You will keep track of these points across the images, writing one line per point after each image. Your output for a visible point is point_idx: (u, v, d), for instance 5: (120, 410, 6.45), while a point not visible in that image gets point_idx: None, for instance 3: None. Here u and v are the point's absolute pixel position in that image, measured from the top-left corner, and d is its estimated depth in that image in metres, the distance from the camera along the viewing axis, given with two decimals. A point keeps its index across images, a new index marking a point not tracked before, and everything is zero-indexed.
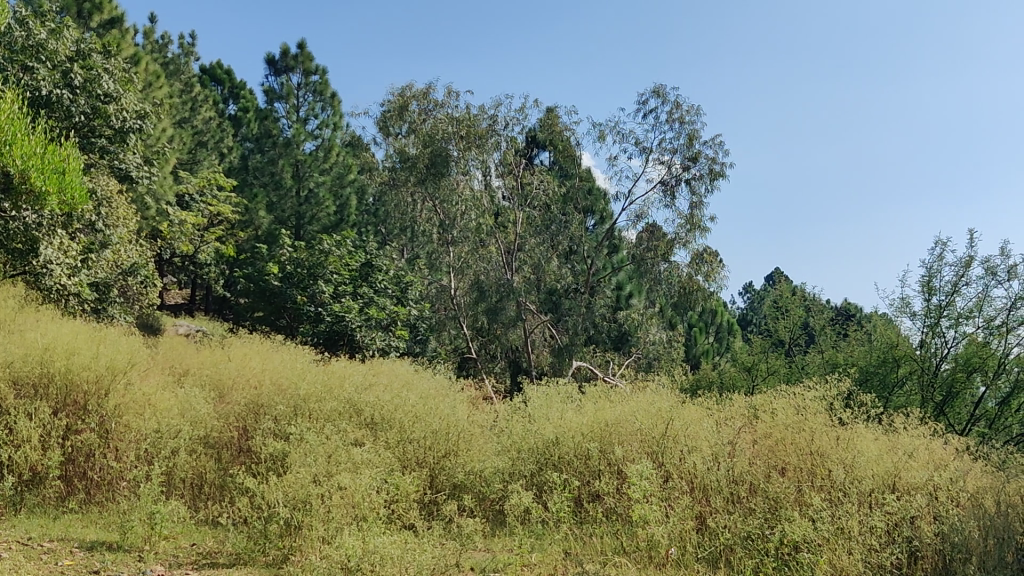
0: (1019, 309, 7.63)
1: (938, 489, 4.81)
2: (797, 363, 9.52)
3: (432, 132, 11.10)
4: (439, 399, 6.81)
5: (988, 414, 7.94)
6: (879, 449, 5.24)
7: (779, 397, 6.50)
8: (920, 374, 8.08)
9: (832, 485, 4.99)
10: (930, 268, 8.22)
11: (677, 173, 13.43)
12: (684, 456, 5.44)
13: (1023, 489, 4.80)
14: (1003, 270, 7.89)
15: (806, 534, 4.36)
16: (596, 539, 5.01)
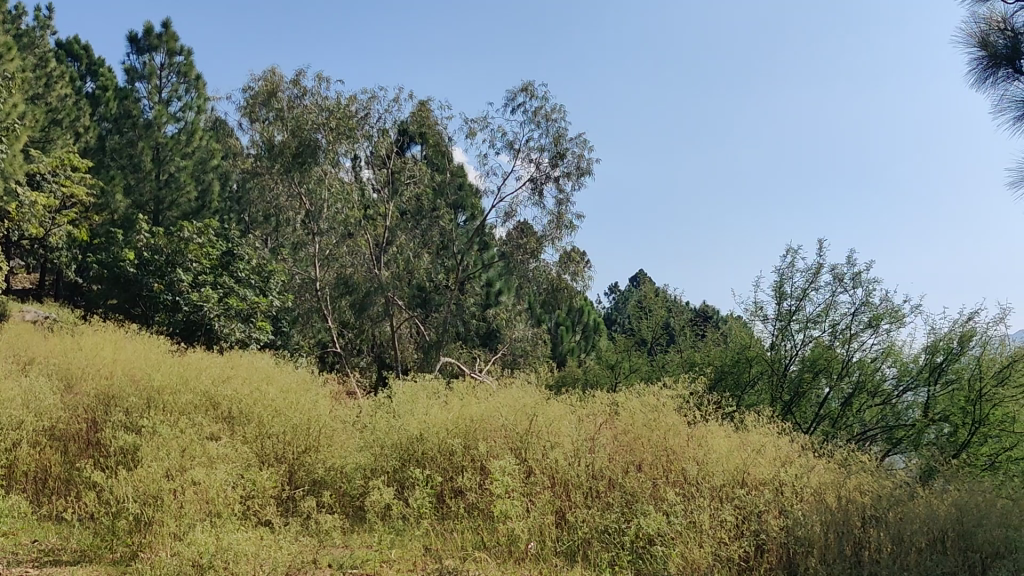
0: (862, 315, 8.06)
1: (784, 485, 5.03)
2: (657, 362, 9.78)
3: (300, 121, 10.82)
4: (301, 393, 6.71)
5: (831, 414, 8.15)
6: (730, 447, 5.48)
7: (638, 394, 6.68)
8: (771, 374, 8.50)
9: (686, 480, 5.15)
10: (782, 273, 8.59)
11: (545, 170, 13.59)
12: (546, 452, 5.52)
13: (861, 486, 5.07)
14: (849, 277, 8.31)
15: (659, 528, 4.51)
16: (456, 534, 5.00)
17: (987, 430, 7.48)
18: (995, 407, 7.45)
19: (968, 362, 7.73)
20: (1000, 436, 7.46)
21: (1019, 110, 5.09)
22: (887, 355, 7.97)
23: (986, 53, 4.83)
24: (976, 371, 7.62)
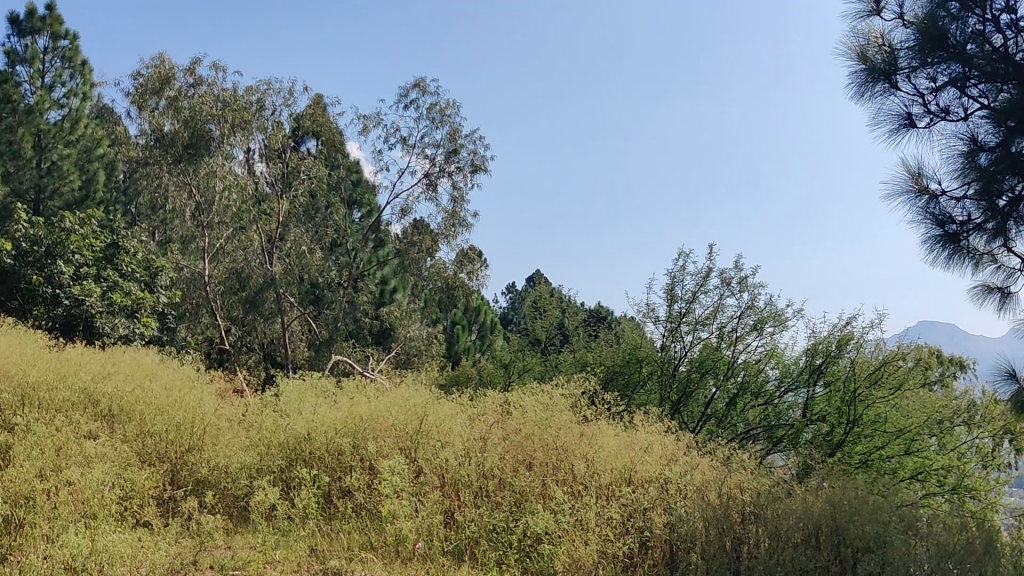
0: (748, 318, 8.31)
1: (669, 483, 5.14)
2: (550, 362, 9.85)
3: (193, 111, 10.51)
4: (184, 390, 6.52)
5: (717, 414, 8.36)
6: (619, 445, 5.57)
7: (530, 393, 6.72)
8: (660, 374, 8.63)
9: (574, 479, 5.21)
10: (673, 276, 8.77)
11: (439, 166, 13.57)
12: (436, 451, 5.51)
13: (742, 484, 5.22)
14: (736, 281, 8.54)
15: (547, 527, 4.56)
16: (344, 535, 4.94)
17: (861, 429, 7.81)
18: (868, 407, 7.79)
19: (845, 364, 8.10)
20: (873, 435, 7.78)
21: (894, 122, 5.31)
22: (770, 357, 8.26)
23: (865, 67, 5.02)
24: (850, 372, 7.98)
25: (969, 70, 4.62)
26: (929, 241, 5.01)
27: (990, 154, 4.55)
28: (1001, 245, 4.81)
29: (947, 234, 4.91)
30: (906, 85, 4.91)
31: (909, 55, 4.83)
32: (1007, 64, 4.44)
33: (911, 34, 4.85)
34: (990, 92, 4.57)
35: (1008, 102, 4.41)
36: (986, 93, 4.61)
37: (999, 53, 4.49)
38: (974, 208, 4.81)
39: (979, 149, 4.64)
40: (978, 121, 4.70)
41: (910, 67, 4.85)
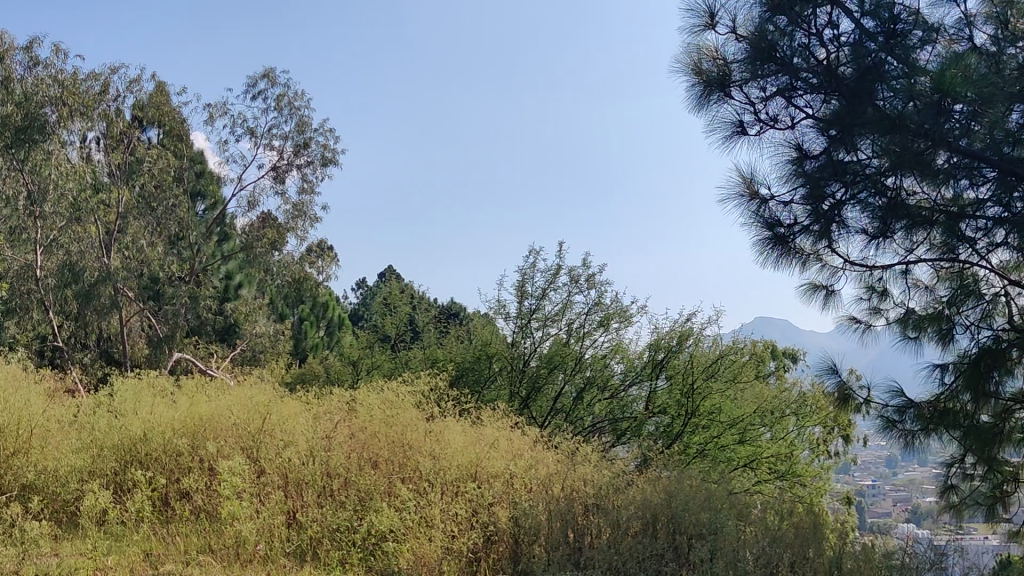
0: (595, 315, 8.53)
1: (513, 477, 5.22)
2: (400, 359, 9.81)
3: (29, 91, 9.92)
4: (9, 390, 6.16)
5: (565, 407, 8.47)
6: (465, 441, 5.62)
7: (376, 390, 6.69)
8: (510, 370, 8.70)
9: (419, 476, 5.21)
10: (523, 273, 8.88)
11: (287, 159, 13.32)
12: (279, 451, 5.40)
13: (584, 476, 5.35)
14: (584, 278, 8.73)
15: (391, 525, 4.55)
16: (180, 538, 4.78)
17: (697, 420, 8.16)
18: (705, 398, 8.16)
19: (684, 359, 8.39)
20: (709, 425, 8.14)
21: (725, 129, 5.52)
22: (616, 352, 8.48)
23: (700, 78, 5.09)
24: (688, 367, 8.32)
25: (796, 80, 4.85)
26: (759, 244, 5.21)
27: (816, 160, 4.80)
28: (824, 245, 5.06)
29: (776, 237, 5.12)
30: (737, 96, 5.04)
31: (741, 66, 4.98)
32: (831, 76, 4.71)
33: (743, 46, 5.02)
34: (816, 102, 4.82)
35: (833, 111, 4.68)
36: (811, 103, 4.86)
37: (824, 66, 4.75)
38: (800, 212, 5.04)
39: (806, 156, 4.86)
40: (804, 130, 4.92)
41: (742, 78, 4.99)
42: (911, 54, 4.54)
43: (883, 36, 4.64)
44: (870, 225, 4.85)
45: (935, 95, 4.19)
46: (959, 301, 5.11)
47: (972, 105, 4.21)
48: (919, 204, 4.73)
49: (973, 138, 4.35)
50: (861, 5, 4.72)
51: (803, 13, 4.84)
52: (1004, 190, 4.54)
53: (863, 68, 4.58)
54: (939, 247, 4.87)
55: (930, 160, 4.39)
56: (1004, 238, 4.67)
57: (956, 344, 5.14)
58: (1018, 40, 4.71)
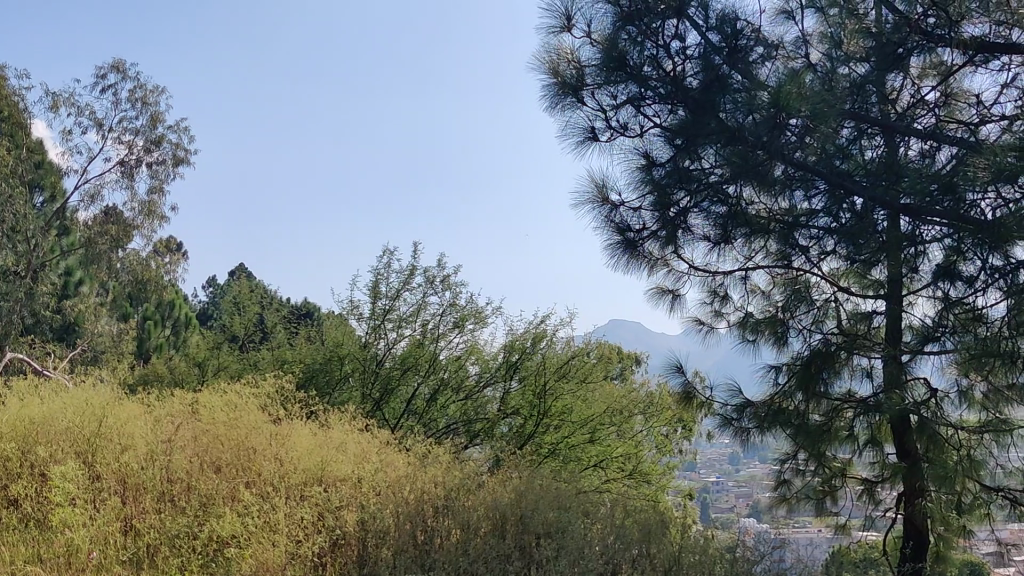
0: (449, 317, 8.61)
1: (361, 480, 5.19)
2: (249, 359, 9.58)
3: None
4: None
5: (417, 409, 8.46)
6: (312, 445, 5.56)
7: (220, 392, 6.53)
8: (362, 371, 8.61)
9: (262, 480, 5.10)
10: (377, 273, 8.82)
11: (137, 153, 12.84)
12: (117, 456, 5.20)
13: (434, 478, 5.36)
14: (439, 280, 8.75)
15: (233, 531, 4.43)
16: (6, 546, 4.49)
17: (549, 420, 8.27)
18: (557, 399, 8.31)
19: (537, 360, 8.52)
20: (560, 425, 8.28)
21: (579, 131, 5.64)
22: (471, 353, 8.57)
23: (555, 80, 5.12)
24: (541, 368, 8.44)
25: (645, 90, 4.95)
26: (611, 247, 5.34)
27: (662, 168, 4.94)
28: (671, 250, 5.26)
29: (625, 241, 5.26)
30: (590, 101, 5.10)
31: (594, 71, 5.03)
32: (677, 87, 4.84)
33: (596, 53, 5.06)
34: (663, 112, 4.94)
35: (679, 121, 4.79)
36: (659, 112, 4.97)
37: (671, 77, 4.87)
38: (649, 217, 5.19)
39: (653, 163, 5.00)
40: (651, 139, 5.04)
41: (595, 83, 5.06)
42: (750, 69, 4.70)
43: (726, 51, 4.76)
44: (712, 231, 5.05)
45: (771, 109, 4.38)
46: (793, 306, 5.39)
47: (805, 120, 4.43)
48: (758, 214, 4.88)
49: (807, 150, 4.58)
50: (706, 20, 4.84)
51: (651, 25, 4.90)
52: (835, 206, 4.71)
53: (709, 80, 4.73)
54: (775, 255, 5.08)
55: (767, 171, 4.58)
56: (833, 248, 4.81)
57: (789, 346, 5.37)
58: (851, 60, 4.89)
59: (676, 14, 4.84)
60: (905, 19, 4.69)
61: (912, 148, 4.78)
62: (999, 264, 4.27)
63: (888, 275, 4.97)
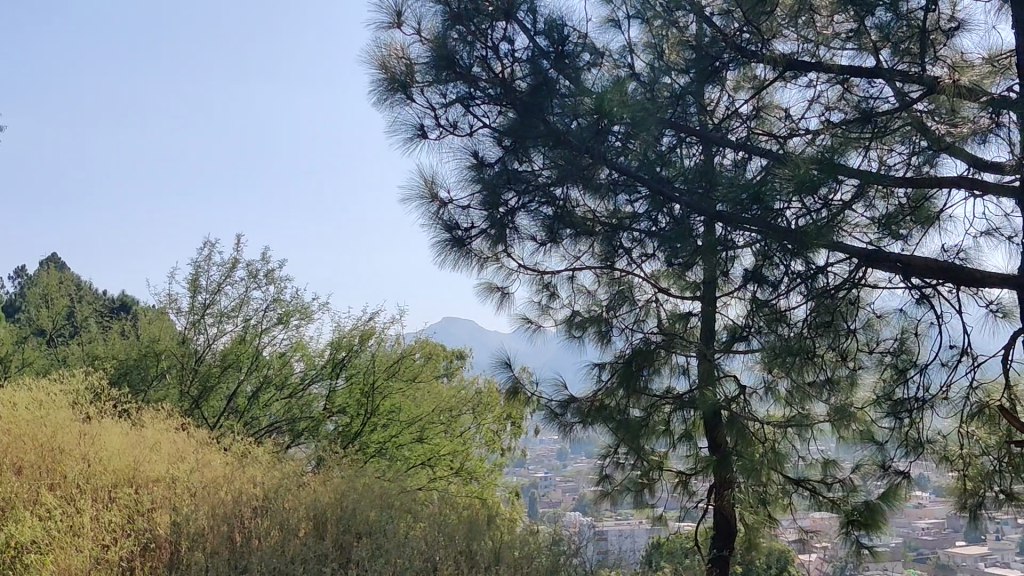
0: (272, 312, 8.44)
1: (176, 481, 5.01)
2: (58, 355, 9.10)
3: None
4: None
5: (238, 407, 8.25)
6: (122, 445, 5.33)
7: (21, 389, 6.16)
8: (180, 368, 8.32)
9: (67, 482, 4.83)
10: (197, 266, 8.54)
11: None
12: None
13: (253, 478, 5.24)
14: (263, 274, 8.55)
15: (33, 536, 4.16)
16: None
17: (376, 419, 8.23)
18: (384, 398, 8.28)
19: (366, 357, 8.43)
20: (388, 425, 8.24)
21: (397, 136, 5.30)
22: (296, 350, 8.41)
23: (386, 76, 5.03)
24: (370, 366, 8.35)
25: (474, 90, 4.93)
26: (438, 247, 5.24)
27: (492, 168, 4.91)
28: (500, 249, 5.24)
29: (453, 239, 5.19)
30: (420, 99, 5.02)
31: (424, 70, 4.97)
32: (506, 90, 4.85)
33: (425, 51, 5.03)
34: (492, 113, 4.94)
35: (507, 123, 4.82)
36: (488, 113, 4.96)
37: (500, 78, 4.88)
38: (477, 217, 5.13)
39: (483, 164, 4.95)
40: (481, 139, 4.99)
41: (424, 81, 4.99)
42: (579, 75, 4.82)
43: (553, 56, 4.84)
44: (539, 232, 5.07)
45: (593, 115, 4.50)
46: (617, 306, 5.60)
47: (626, 127, 4.58)
48: (583, 215, 4.98)
49: (630, 155, 4.67)
50: (534, 24, 4.91)
51: (481, 27, 4.91)
52: (654, 210, 4.77)
53: (537, 84, 4.78)
54: (600, 257, 5.20)
55: (592, 175, 4.64)
56: (653, 252, 4.87)
57: (612, 344, 5.56)
58: (672, 71, 5.07)
59: (505, 17, 4.87)
60: (721, 32, 4.92)
61: (727, 158, 4.87)
62: (801, 270, 4.43)
63: (703, 277, 5.01)
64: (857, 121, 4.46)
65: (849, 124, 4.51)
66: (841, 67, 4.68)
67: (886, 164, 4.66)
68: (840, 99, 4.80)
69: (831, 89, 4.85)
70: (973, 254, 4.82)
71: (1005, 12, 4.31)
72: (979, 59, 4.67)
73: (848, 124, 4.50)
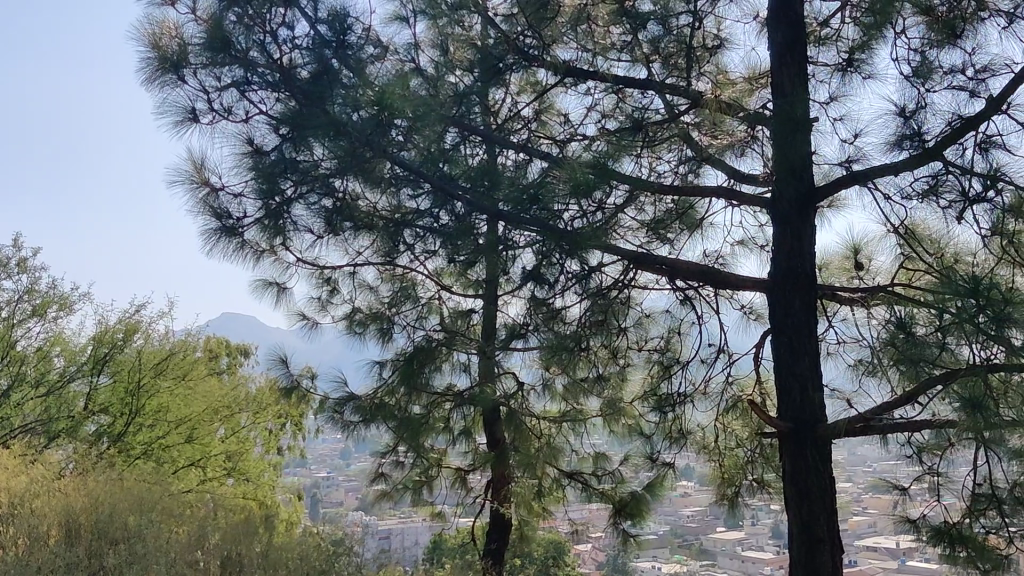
0: (25, 303, 7.90)
1: None
2: None
3: None
4: None
5: None
6: None
7: None
8: None
9: None
10: None
11: None
12: None
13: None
14: (14, 262, 7.91)
15: None
16: None
17: (143, 419, 7.98)
18: (151, 397, 8.05)
19: (130, 354, 8.11)
20: (154, 425, 8.05)
21: (164, 87, 4.72)
22: (54, 344, 7.87)
23: (155, 54, 4.71)
24: (135, 363, 8.05)
25: (250, 75, 4.73)
26: (205, 235, 4.94)
27: (268, 156, 4.67)
28: (279, 241, 5.00)
29: (224, 228, 4.89)
30: (192, 80, 4.74)
31: (199, 50, 4.69)
32: (285, 77, 4.68)
33: (200, 31, 4.75)
34: (268, 100, 4.77)
35: (286, 111, 4.64)
36: (264, 100, 4.78)
37: (278, 65, 4.70)
38: (251, 205, 4.90)
39: (258, 150, 4.73)
40: (256, 126, 4.79)
41: (198, 63, 4.72)
42: (361, 66, 4.69)
43: (334, 45, 4.67)
44: (316, 224, 4.81)
45: (375, 108, 4.33)
46: (399, 302, 5.51)
47: (407, 122, 4.50)
48: (363, 207, 4.77)
49: (411, 150, 4.60)
50: (315, 12, 4.75)
51: (262, 13, 4.68)
52: (437, 207, 4.68)
53: (317, 72, 4.63)
54: (382, 252, 5.07)
55: (372, 169, 4.52)
56: (436, 248, 4.74)
57: (394, 342, 5.38)
58: (457, 69, 5.04)
59: (286, 3, 4.68)
60: (505, 35, 4.86)
61: (509, 158, 4.84)
62: (576, 270, 4.54)
63: (484, 276, 5.01)
64: (631, 128, 4.57)
65: (622, 132, 4.59)
66: (615, 77, 4.86)
67: (655, 170, 4.94)
68: (614, 108, 5.00)
69: (607, 98, 5.01)
70: (730, 260, 5.17)
71: (761, 34, 4.61)
72: (740, 77, 4.98)
73: (620, 132, 4.59)
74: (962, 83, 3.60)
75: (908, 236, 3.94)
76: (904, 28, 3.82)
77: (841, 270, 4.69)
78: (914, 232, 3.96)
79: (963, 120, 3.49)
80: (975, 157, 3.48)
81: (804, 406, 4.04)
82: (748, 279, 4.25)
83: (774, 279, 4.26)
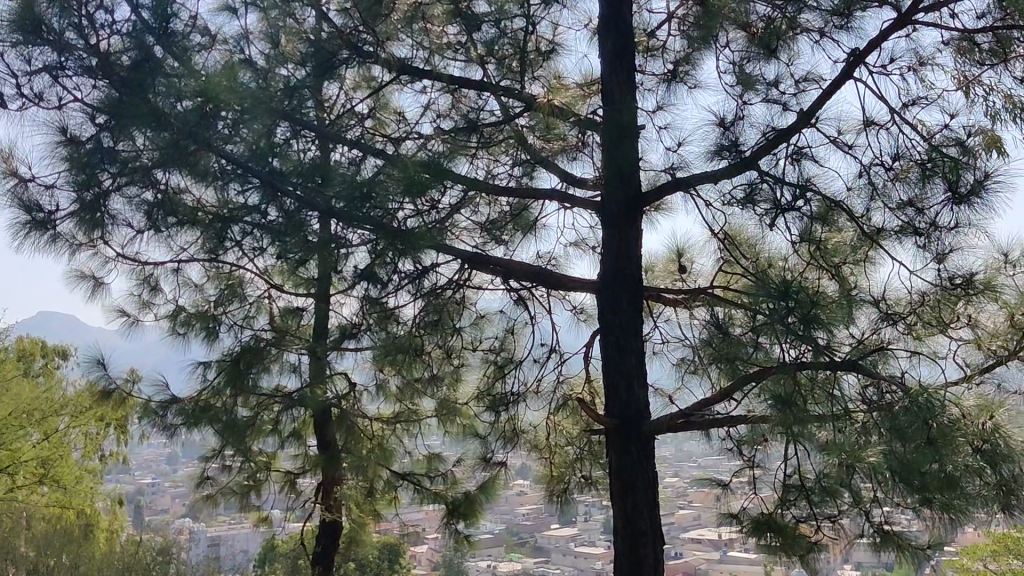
0: None
1: None
2: None
3: None
4: None
5: None
6: None
7: None
8: None
9: None
10: None
11: None
12: None
13: None
14: None
15: None
16: None
17: None
18: None
19: None
20: None
21: None
22: None
23: None
24: None
25: (65, 59, 4.44)
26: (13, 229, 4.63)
27: (85, 146, 4.43)
28: (97, 235, 4.75)
29: (34, 222, 4.59)
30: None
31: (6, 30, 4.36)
32: (103, 63, 4.43)
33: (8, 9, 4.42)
34: (84, 86, 4.51)
35: (105, 98, 4.39)
36: (80, 86, 4.52)
37: (96, 50, 4.44)
38: (64, 197, 4.63)
39: (73, 140, 4.47)
40: (71, 114, 4.52)
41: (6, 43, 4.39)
42: (187, 56, 4.49)
43: (158, 31, 4.45)
44: (137, 218, 4.64)
45: (200, 98, 4.24)
46: (226, 302, 5.25)
47: (235, 113, 4.36)
48: (187, 201, 4.57)
49: (238, 142, 4.42)
50: None
51: None
52: (266, 202, 4.44)
53: (138, 59, 4.40)
54: (205, 249, 4.78)
55: (195, 162, 4.30)
56: (264, 247, 4.47)
57: (220, 342, 5.16)
58: (289, 62, 4.78)
59: None
60: (338, 31, 4.78)
61: (341, 154, 4.73)
62: (409, 270, 4.48)
63: (317, 274, 4.88)
64: (465, 129, 4.50)
65: (457, 131, 4.51)
66: (451, 76, 4.87)
67: (492, 173, 4.99)
68: (450, 108, 4.99)
69: (442, 98, 5.01)
70: (561, 261, 5.26)
71: (593, 42, 4.70)
72: (573, 83, 5.09)
73: (455, 132, 4.50)
74: (776, 97, 3.77)
75: (726, 241, 4.14)
76: (726, 43, 3.99)
77: (666, 273, 4.87)
78: (732, 238, 4.16)
79: (775, 133, 3.68)
80: (787, 167, 3.67)
81: (630, 404, 4.15)
82: (578, 280, 4.34)
83: (603, 281, 4.37)
